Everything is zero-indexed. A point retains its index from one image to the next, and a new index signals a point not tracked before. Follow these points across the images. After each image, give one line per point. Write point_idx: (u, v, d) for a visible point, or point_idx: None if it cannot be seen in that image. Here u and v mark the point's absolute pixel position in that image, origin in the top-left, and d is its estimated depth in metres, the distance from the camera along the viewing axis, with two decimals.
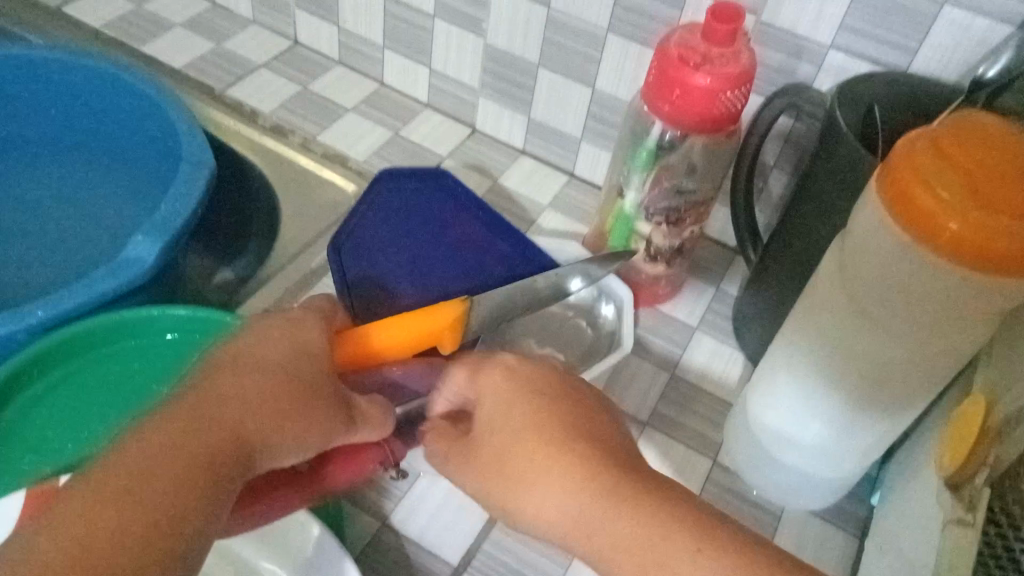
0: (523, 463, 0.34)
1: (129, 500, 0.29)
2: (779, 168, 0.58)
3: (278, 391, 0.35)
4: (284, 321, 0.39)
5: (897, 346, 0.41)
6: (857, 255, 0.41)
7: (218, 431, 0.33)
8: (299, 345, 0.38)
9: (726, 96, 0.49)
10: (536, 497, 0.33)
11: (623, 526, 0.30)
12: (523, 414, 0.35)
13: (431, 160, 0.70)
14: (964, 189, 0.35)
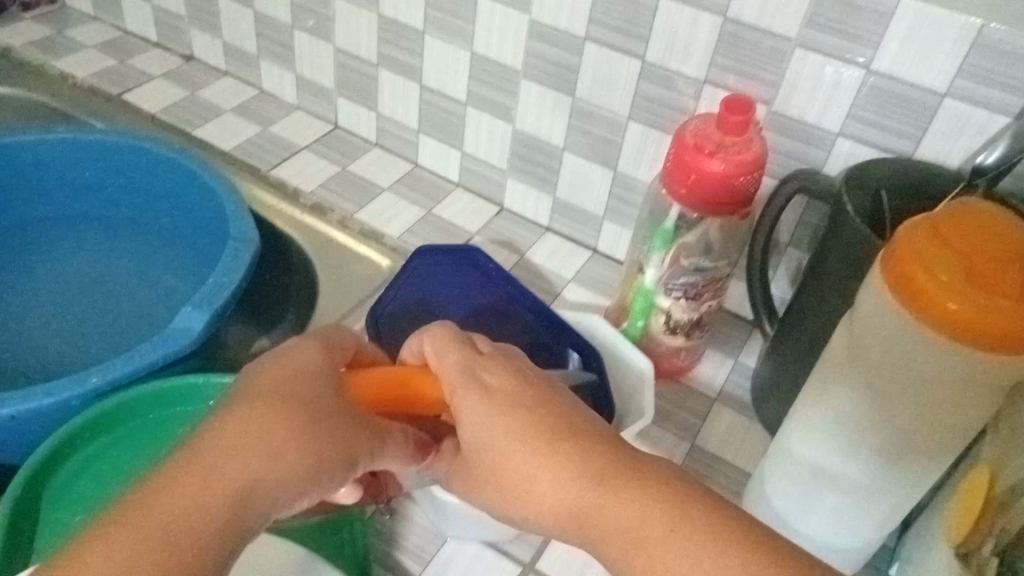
0: (516, 465, 0.38)
1: (147, 551, 0.32)
2: (793, 245, 0.60)
3: (274, 441, 0.37)
4: (285, 355, 0.41)
5: (907, 412, 0.43)
6: (863, 332, 0.43)
7: (216, 488, 0.35)
8: (300, 380, 0.41)
9: (739, 181, 0.52)
10: (537, 496, 0.38)
11: (617, 516, 0.35)
12: (506, 422, 0.39)
13: (461, 237, 0.73)
14: (962, 273, 0.38)
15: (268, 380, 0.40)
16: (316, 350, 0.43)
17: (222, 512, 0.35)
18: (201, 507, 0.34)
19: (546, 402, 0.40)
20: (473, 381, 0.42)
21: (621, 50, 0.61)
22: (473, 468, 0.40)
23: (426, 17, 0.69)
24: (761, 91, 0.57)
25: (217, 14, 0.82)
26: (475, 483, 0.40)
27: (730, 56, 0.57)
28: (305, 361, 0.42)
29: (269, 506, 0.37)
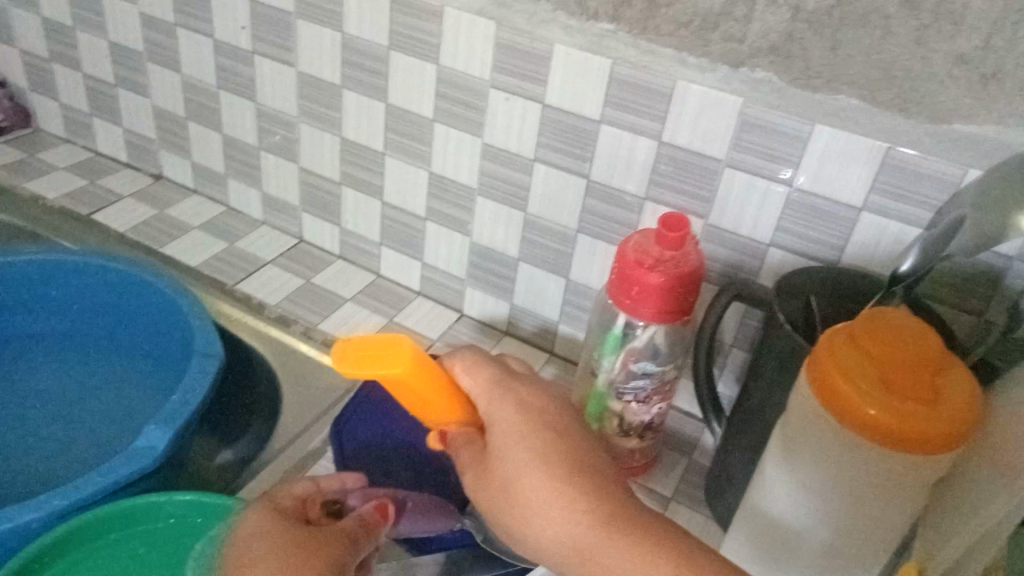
0: (529, 489, 0.42)
1: None
2: (736, 346, 0.64)
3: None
4: (246, 533, 0.49)
5: (847, 500, 0.45)
6: (794, 436, 0.46)
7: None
8: (267, 537, 0.48)
9: (677, 293, 0.56)
10: (542, 527, 0.41)
11: (610, 557, 0.39)
12: (528, 445, 0.43)
13: (422, 344, 0.76)
14: (877, 381, 0.41)
15: (248, 568, 0.45)
16: (276, 526, 0.49)
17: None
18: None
19: (556, 430, 0.45)
20: (509, 400, 0.46)
21: (568, 170, 0.66)
22: (487, 480, 0.44)
23: (387, 140, 0.73)
24: (696, 206, 0.62)
25: (187, 137, 0.86)
26: (484, 496, 0.44)
27: (667, 176, 0.62)
28: (267, 540, 0.48)
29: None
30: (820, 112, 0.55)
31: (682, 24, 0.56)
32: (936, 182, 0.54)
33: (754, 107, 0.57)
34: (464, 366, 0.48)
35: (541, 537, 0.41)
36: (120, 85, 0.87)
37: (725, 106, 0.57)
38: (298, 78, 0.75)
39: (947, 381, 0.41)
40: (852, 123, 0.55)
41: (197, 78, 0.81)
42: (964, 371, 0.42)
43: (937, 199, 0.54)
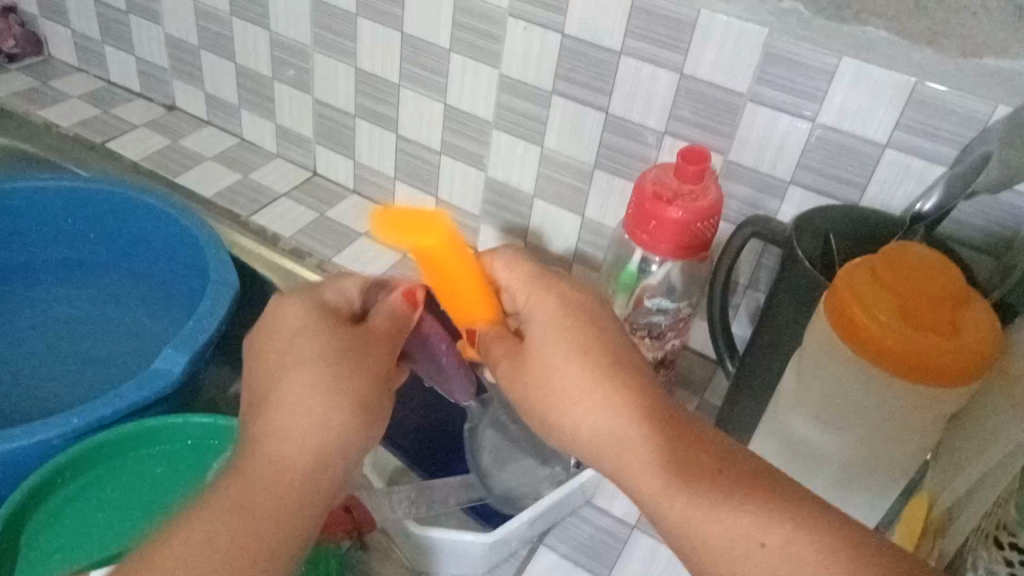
0: (564, 381, 0.42)
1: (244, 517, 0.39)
2: (751, 286, 0.63)
3: (306, 428, 0.42)
4: (271, 322, 0.46)
5: (862, 428, 0.45)
6: (810, 368, 0.46)
7: (271, 472, 0.40)
8: (300, 326, 0.46)
9: (696, 227, 0.55)
10: (581, 417, 0.41)
11: (655, 447, 0.38)
12: (566, 340, 0.43)
13: None
14: (899, 313, 0.41)
15: (287, 366, 0.43)
16: (330, 320, 0.46)
17: (285, 497, 0.40)
18: (264, 494, 0.40)
19: (598, 322, 0.44)
20: (551, 296, 0.46)
21: (586, 104, 0.65)
22: (521, 372, 0.44)
23: (402, 72, 0.72)
24: (716, 142, 0.61)
25: (199, 67, 0.85)
26: (518, 386, 0.45)
27: (688, 109, 0.61)
28: (316, 338, 0.45)
29: (320, 480, 0.41)
30: (848, 45, 0.53)
31: None
32: (964, 121, 0.52)
33: (780, 40, 0.55)
34: (502, 263, 0.50)
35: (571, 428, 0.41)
36: (131, 12, 0.85)
37: (750, 38, 0.56)
38: (312, 6, 0.73)
39: (970, 317, 0.41)
40: (881, 56, 0.53)
41: (210, 6, 0.79)
42: (986, 308, 0.41)
43: (964, 137, 0.53)
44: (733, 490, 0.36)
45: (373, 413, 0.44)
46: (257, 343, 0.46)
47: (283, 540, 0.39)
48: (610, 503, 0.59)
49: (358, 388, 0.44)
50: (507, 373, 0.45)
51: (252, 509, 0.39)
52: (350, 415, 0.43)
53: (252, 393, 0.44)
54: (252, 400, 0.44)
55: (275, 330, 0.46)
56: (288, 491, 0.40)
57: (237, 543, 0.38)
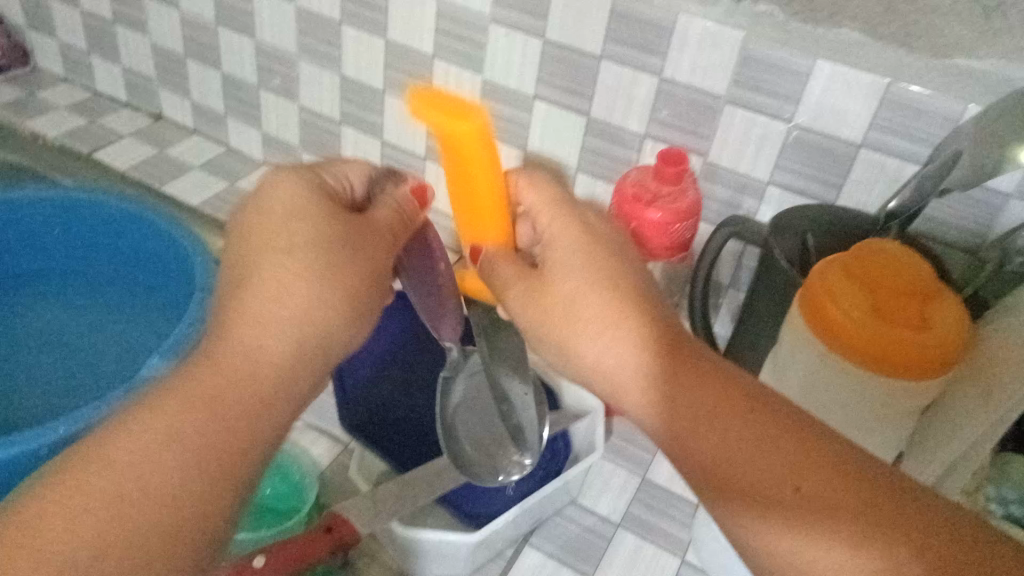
0: (587, 314, 0.39)
1: (215, 412, 0.35)
2: (733, 286, 0.64)
3: (288, 322, 0.39)
4: (262, 206, 0.42)
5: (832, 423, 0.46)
6: (785, 364, 0.47)
7: (248, 365, 0.37)
8: (291, 209, 0.42)
9: (675, 229, 0.57)
10: (600, 351, 0.38)
11: (686, 388, 0.36)
12: (591, 273, 0.40)
13: None
14: (869, 308, 0.42)
15: (275, 253, 0.40)
16: (329, 208, 0.43)
17: (258, 386, 0.37)
18: (238, 386, 0.36)
19: (615, 255, 0.42)
20: (573, 219, 0.44)
21: (568, 108, 0.66)
22: (535, 300, 0.42)
23: (387, 78, 0.73)
24: (696, 144, 0.62)
25: (186, 75, 0.86)
26: (527, 313, 0.42)
27: (667, 112, 0.62)
28: (310, 225, 0.41)
29: (295, 377, 0.39)
30: (822, 47, 0.54)
31: None
32: (935, 120, 0.53)
33: (756, 43, 0.56)
34: (525, 182, 0.47)
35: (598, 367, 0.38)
36: (118, 22, 0.86)
37: (727, 41, 0.57)
38: (297, 14, 0.74)
39: (940, 310, 0.42)
40: (854, 58, 0.54)
41: (196, 15, 0.80)
42: (955, 301, 0.42)
43: (936, 136, 0.54)
44: (727, 420, 0.34)
45: (358, 315, 0.42)
46: (242, 225, 0.42)
47: (253, 435, 0.36)
48: (595, 503, 0.59)
49: (349, 285, 0.41)
50: (523, 304, 0.42)
51: (222, 399, 0.36)
52: (334, 312, 0.40)
53: (226, 279, 0.41)
54: (227, 285, 0.40)
55: (266, 211, 0.42)
56: (261, 383, 0.37)
57: (204, 433, 0.35)
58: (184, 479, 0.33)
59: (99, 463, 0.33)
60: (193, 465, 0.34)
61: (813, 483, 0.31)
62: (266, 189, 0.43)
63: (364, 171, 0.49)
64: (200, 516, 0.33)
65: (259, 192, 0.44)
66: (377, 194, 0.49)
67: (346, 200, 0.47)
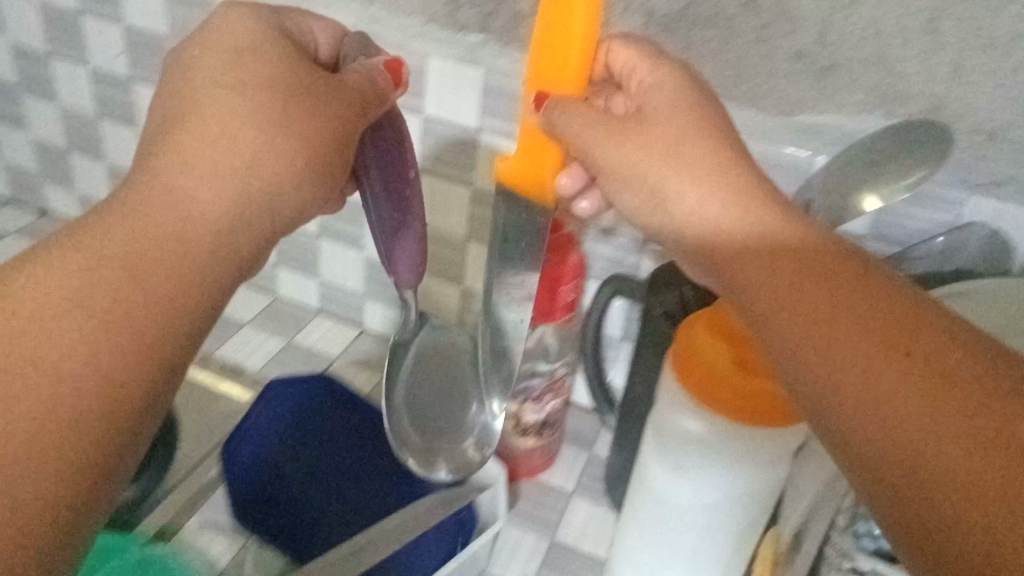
0: (660, 138, 0.44)
1: (148, 267, 0.35)
2: (625, 338, 0.67)
3: (233, 170, 0.39)
4: (216, 50, 0.41)
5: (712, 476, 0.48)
6: (665, 425, 0.48)
7: (185, 219, 0.37)
8: (245, 54, 0.41)
9: (562, 292, 0.59)
10: (683, 184, 0.42)
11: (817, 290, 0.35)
12: (676, 111, 0.45)
13: (322, 362, 0.76)
14: (734, 362, 0.45)
15: (220, 93, 0.40)
16: (286, 53, 0.43)
17: (204, 242, 0.37)
18: (164, 248, 0.36)
19: (703, 96, 0.46)
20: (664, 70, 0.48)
21: (452, 180, 0.67)
22: (626, 133, 0.44)
23: None
24: None
25: (70, 168, 0.84)
26: (610, 148, 0.45)
27: None
28: (267, 68, 0.41)
29: (238, 234, 0.38)
30: None
31: None
32: (794, 171, 0.56)
33: None
34: (614, 47, 0.51)
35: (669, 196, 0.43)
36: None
37: None
38: None
39: None
40: None
41: (76, 108, 0.79)
42: None
43: (793, 187, 0.57)
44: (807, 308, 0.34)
45: (313, 173, 0.42)
46: (183, 62, 0.41)
47: (188, 292, 0.36)
48: (504, 571, 0.59)
49: (303, 138, 0.41)
50: (610, 147, 0.45)
51: (156, 249, 0.36)
52: (283, 166, 0.40)
53: (163, 117, 0.40)
54: (164, 122, 0.40)
55: (217, 48, 0.41)
56: (197, 233, 0.37)
57: (129, 279, 0.34)
58: (114, 329, 0.33)
59: (21, 306, 0.33)
60: (122, 316, 0.33)
61: (844, 375, 0.32)
62: (219, 23, 0.43)
63: (333, 32, 0.49)
64: (125, 369, 0.33)
65: (207, 27, 0.43)
66: (348, 58, 0.48)
67: (313, 54, 0.48)
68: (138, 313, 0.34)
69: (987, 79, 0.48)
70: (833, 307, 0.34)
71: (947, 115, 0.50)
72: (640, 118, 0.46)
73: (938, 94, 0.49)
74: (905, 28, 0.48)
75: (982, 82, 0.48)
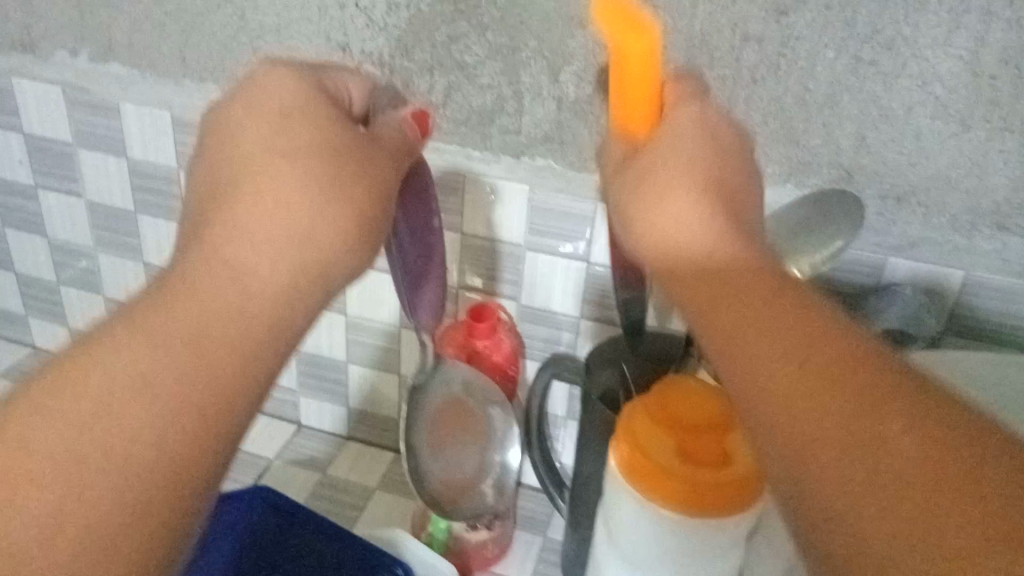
0: (657, 184, 0.36)
1: (208, 350, 0.31)
2: (569, 416, 0.66)
3: (282, 238, 0.34)
4: (250, 91, 0.38)
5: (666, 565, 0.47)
6: (616, 520, 0.48)
7: (243, 293, 0.33)
8: (281, 108, 0.37)
9: (510, 372, 0.62)
10: (658, 218, 0.36)
11: (756, 331, 0.29)
12: (678, 150, 0.37)
13: (260, 465, 0.73)
14: (677, 454, 0.45)
15: (272, 158, 0.36)
16: (326, 110, 0.38)
17: (264, 316, 0.33)
18: (225, 326, 0.32)
19: (725, 139, 0.38)
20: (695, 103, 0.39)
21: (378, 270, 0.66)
22: (633, 172, 0.38)
23: None
24: (507, 289, 0.62)
25: None
26: (621, 188, 0.38)
27: (472, 264, 0.62)
28: (308, 130, 0.37)
29: (295, 304, 0.34)
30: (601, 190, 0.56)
31: (461, 122, 0.57)
32: None
33: (540, 193, 0.57)
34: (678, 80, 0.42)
35: (660, 232, 0.36)
36: None
37: (513, 193, 0.58)
38: (87, 208, 0.71)
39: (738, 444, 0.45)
40: None
41: None
42: None
43: None
44: (746, 352, 0.29)
45: (358, 232, 0.37)
46: (220, 119, 0.38)
47: (242, 386, 0.31)
48: None
49: (351, 208, 0.37)
50: (627, 190, 0.38)
51: (211, 335, 0.31)
52: (339, 232, 0.36)
53: None
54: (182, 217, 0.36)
55: (260, 106, 0.37)
56: (256, 313, 0.33)
57: (197, 366, 0.30)
58: (172, 437, 0.29)
59: (75, 416, 0.28)
60: (179, 421, 0.29)
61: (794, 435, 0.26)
62: (257, 82, 0.38)
63: (364, 84, 0.44)
64: (178, 488, 0.29)
65: (247, 82, 0.39)
66: (379, 109, 0.44)
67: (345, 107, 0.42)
68: (205, 402, 0.30)
69: (889, 148, 0.49)
70: (777, 356, 0.28)
71: (857, 183, 0.50)
72: (648, 147, 0.38)
73: (846, 164, 0.50)
74: (808, 102, 0.49)
75: (886, 151, 0.49)
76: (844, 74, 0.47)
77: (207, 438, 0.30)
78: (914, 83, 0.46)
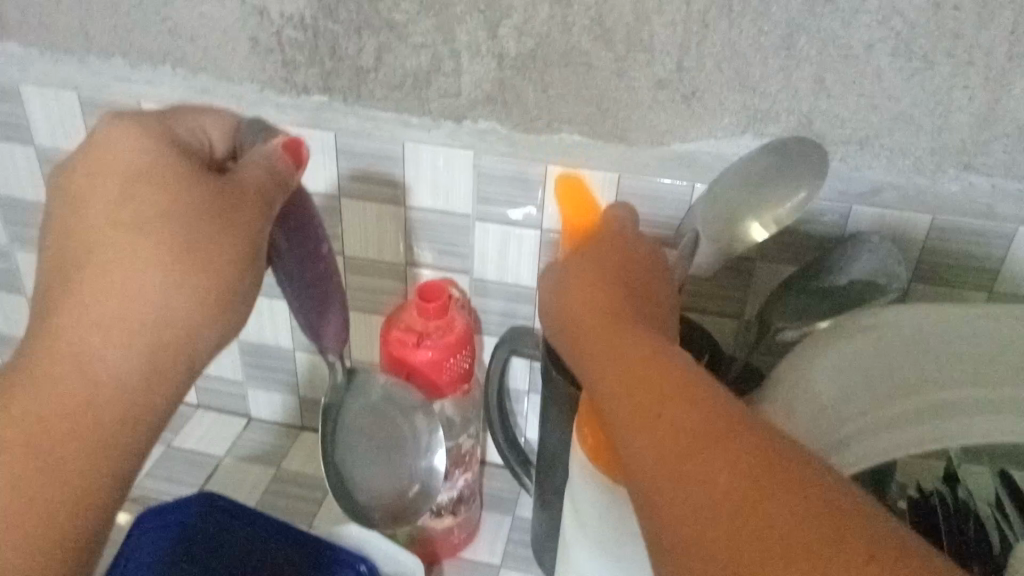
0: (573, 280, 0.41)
1: (51, 451, 0.30)
2: (530, 390, 0.63)
3: (140, 320, 0.33)
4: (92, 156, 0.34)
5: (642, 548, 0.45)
6: (579, 504, 0.46)
7: (98, 384, 0.32)
8: (121, 174, 0.34)
9: (451, 362, 0.57)
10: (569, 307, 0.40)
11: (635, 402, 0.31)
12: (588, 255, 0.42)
13: (209, 465, 0.69)
14: None
15: (117, 236, 0.33)
16: (180, 165, 0.35)
17: (117, 405, 0.32)
18: (71, 423, 0.31)
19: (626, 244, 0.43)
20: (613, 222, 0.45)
21: None
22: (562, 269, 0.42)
23: None
24: (458, 262, 0.59)
25: None
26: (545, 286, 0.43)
27: (419, 238, 0.58)
28: (158, 194, 0.34)
29: (162, 379, 0.33)
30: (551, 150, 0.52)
31: (395, 87, 0.52)
32: None
33: (485, 157, 0.53)
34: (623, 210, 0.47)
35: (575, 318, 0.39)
36: None
37: (457, 160, 0.54)
38: None
39: None
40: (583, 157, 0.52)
41: None
42: None
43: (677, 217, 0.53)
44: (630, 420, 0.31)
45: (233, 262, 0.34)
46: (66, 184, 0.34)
47: (85, 505, 0.31)
48: None
49: (212, 263, 0.34)
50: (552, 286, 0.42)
51: (53, 433, 0.31)
52: (197, 301, 0.34)
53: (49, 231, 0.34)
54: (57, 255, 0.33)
55: (104, 172, 0.34)
56: (109, 403, 0.32)
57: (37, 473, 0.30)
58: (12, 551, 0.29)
59: None
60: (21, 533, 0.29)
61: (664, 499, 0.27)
62: (95, 146, 0.34)
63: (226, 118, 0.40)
64: None
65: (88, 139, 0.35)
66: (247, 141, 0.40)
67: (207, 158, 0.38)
68: (50, 509, 0.30)
69: (850, 90, 0.46)
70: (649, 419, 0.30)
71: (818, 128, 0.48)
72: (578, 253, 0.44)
73: (805, 109, 0.47)
74: (763, 45, 0.46)
75: (847, 92, 0.46)
76: (800, 14, 0.44)
77: (52, 543, 0.30)
78: (874, 18, 0.44)
